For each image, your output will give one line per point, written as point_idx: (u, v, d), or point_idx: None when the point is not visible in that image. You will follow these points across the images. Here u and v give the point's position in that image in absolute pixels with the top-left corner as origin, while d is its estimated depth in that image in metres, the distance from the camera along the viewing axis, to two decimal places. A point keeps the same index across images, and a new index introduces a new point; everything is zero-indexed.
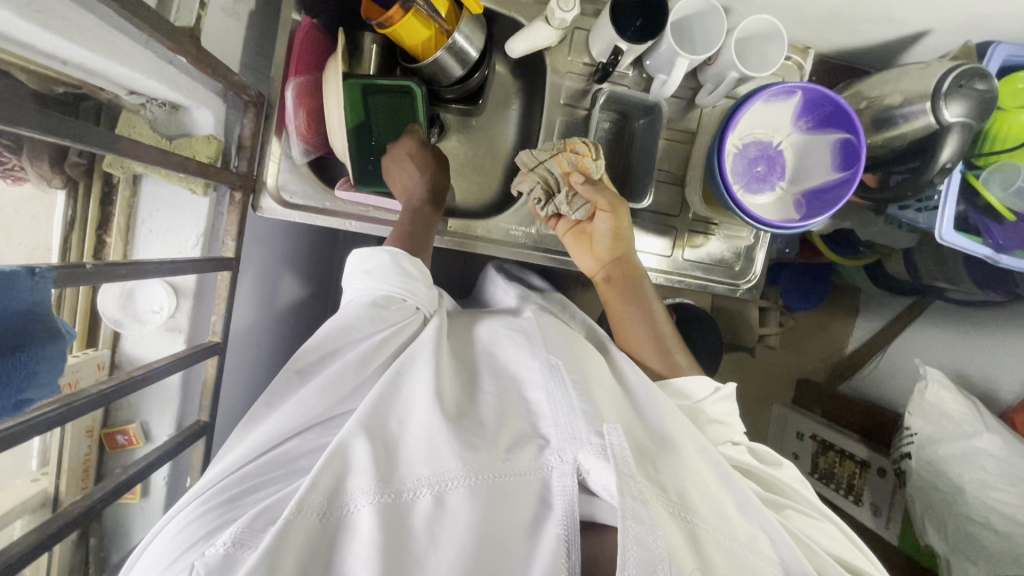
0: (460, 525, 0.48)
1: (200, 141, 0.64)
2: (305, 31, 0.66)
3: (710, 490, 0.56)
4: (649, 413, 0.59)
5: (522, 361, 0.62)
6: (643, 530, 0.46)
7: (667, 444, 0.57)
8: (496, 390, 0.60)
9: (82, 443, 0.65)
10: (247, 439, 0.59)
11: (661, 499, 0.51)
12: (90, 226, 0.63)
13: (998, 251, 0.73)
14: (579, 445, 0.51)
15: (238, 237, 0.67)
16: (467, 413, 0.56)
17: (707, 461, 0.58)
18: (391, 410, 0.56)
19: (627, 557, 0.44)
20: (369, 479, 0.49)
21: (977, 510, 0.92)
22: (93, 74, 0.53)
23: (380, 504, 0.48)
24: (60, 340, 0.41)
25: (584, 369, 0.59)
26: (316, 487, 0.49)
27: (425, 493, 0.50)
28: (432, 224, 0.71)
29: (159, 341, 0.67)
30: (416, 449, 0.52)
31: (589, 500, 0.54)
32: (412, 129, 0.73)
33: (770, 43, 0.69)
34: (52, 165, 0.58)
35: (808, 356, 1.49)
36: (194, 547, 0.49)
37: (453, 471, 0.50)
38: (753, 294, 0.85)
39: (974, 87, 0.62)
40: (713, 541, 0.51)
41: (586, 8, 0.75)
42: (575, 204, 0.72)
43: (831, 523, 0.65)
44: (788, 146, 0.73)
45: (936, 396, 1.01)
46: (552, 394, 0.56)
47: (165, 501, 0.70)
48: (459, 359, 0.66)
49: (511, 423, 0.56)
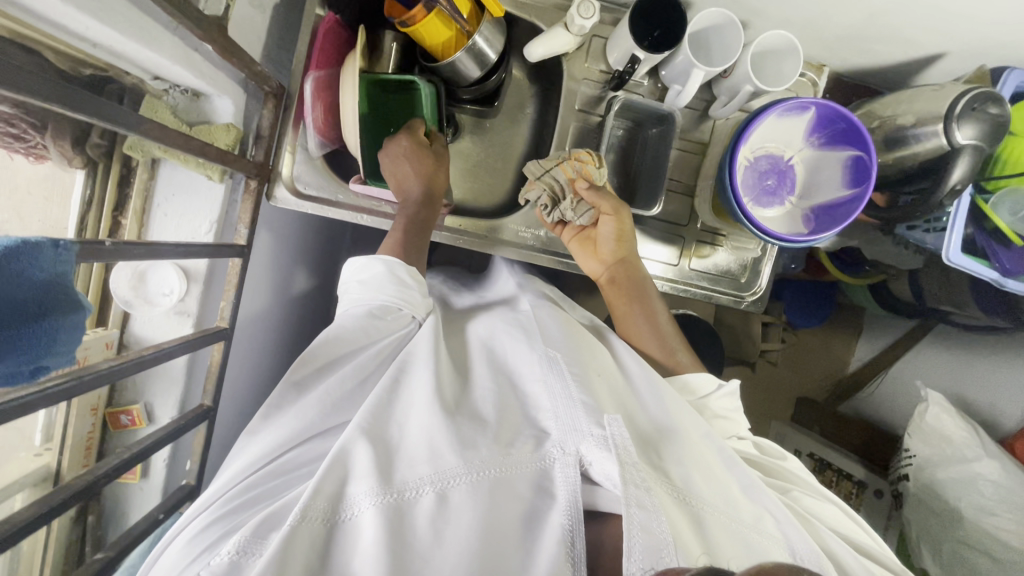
0: (463, 522, 0.49)
1: (220, 128, 0.65)
2: (328, 26, 0.67)
3: (715, 472, 0.55)
4: (650, 404, 0.60)
5: (524, 356, 0.64)
6: (647, 515, 0.45)
7: (669, 430, 0.57)
8: (495, 386, 0.62)
9: (87, 421, 0.66)
10: (248, 451, 0.60)
11: (664, 484, 0.51)
12: (108, 208, 0.64)
13: (1005, 275, 0.73)
14: (581, 436, 0.53)
15: (251, 225, 0.68)
16: (466, 412, 0.57)
17: (711, 446, 0.57)
18: (392, 413, 0.57)
19: (632, 543, 0.43)
20: (370, 480, 0.50)
21: (972, 534, 0.91)
22: (121, 58, 0.54)
23: (383, 504, 0.49)
24: (78, 312, 0.42)
25: (582, 360, 0.61)
26: (319, 492, 0.50)
27: (428, 491, 0.51)
28: (428, 230, 0.72)
29: (168, 323, 0.67)
30: (416, 450, 0.54)
31: (591, 489, 0.56)
32: (413, 126, 0.73)
33: (786, 58, 0.70)
34: (74, 145, 0.59)
35: (809, 372, 1.47)
36: (200, 557, 0.50)
37: (454, 469, 0.52)
38: (757, 307, 0.85)
39: (986, 111, 0.63)
40: (718, 523, 0.50)
41: (605, 17, 0.76)
42: (580, 209, 0.74)
43: (833, 501, 0.65)
44: (799, 161, 0.74)
45: (937, 418, 1.01)
46: (553, 388, 0.58)
47: (163, 483, 0.70)
48: (458, 357, 0.69)
49: (511, 418, 0.58)
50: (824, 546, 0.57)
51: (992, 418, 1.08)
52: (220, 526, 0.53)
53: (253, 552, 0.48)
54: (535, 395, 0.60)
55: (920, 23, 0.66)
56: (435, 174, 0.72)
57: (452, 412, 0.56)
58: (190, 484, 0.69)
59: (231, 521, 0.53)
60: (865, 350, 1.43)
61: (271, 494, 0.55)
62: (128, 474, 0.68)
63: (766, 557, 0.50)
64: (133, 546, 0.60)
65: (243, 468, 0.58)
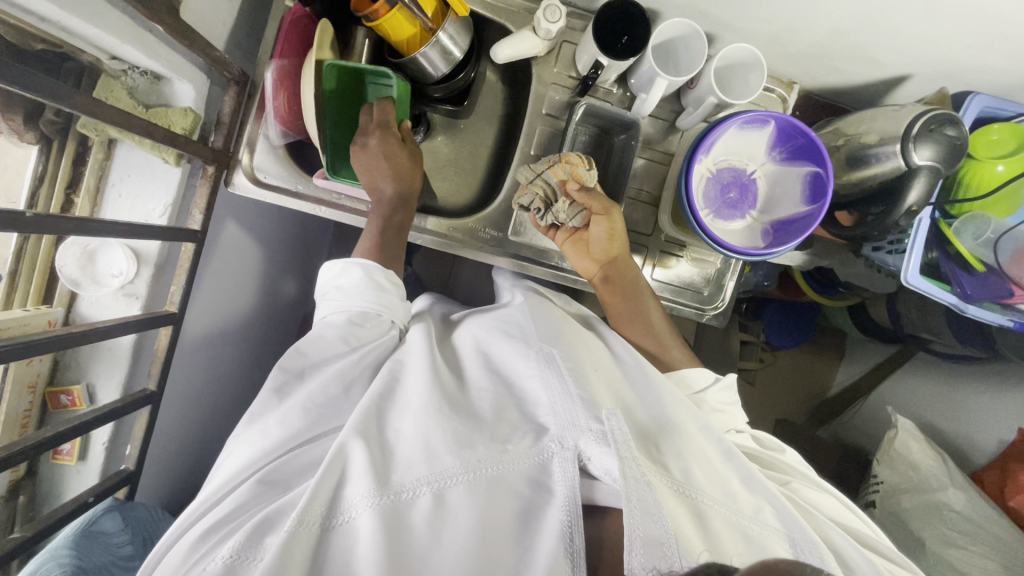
0: (461, 522, 0.51)
1: (177, 112, 0.65)
2: (294, 16, 0.69)
3: (715, 467, 0.58)
4: (648, 401, 0.62)
5: (517, 354, 0.65)
6: (646, 508, 0.48)
7: (667, 426, 0.59)
8: (492, 387, 0.64)
9: (24, 399, 0.65)
10: (234, 456, 0.60)
11: (665, 478, 0.54)
12: (60, 185, 0.63)
13: (966, 299, 0.71)
14: (580, 432, 0.55)
15: (206, 210, 0.69)
16: (460, 410, 0.60)
17: (710, 440, 0.60)
18: (391, 414, 0.60)
19: (633, 537, 0.46)
20: (367, 482, 0.53)
21: (935, 567, 0.89)
22: (72, 34, 0.54)
23: (381, 507, 0.51)
24: None
25: (576, 357, 0.64)
26: (317, 496, 0.52)
27: (424, 492, 0.53)
28: (403, 234, 0.71)
29: (114, 305, 0.67)
30: (412, 451, 0.56)
31: (590, 484, 0.58)
32: (387, 129, 0.72)
33: (752, 71, 0.70)
34: (26, 121, 0.60)
35: (792, 394, 1.44)
36: (195, 567, 0.51)
37: (451, 469, 0.54)
38: (720, 321, 0.83)
39: (944, 133, 0.62)
40: (717, 515, 0.53)
41: (575, 22, 0.77)
42: (572, 211, 0.72)
43: (831, 493, 0.68)
44: (761, 175, 0.74)
45: (905, 445, 0.99)
46: (549, 381, 0.60)
47: (101, 467, 0.69)
48: (452, 364, 0.70)
49: (509, 416, 0.61)
50: (824, 537, 0.59)
51: (964, 451, 1.04)
52: (215, 534, 0.53)
53: (249, 557, 0.50)
54: (530, 388, 0.62)
55: (881, 42, 0.66)
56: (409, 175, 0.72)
57: (449, 412, 0.58)
58: (129, 468, 0.68)
59: (228, 524, 0.54)
60: (846, 374, 1.40)
61: (271, 498, 0.56)
62: (65, 455, 0.68)
63: (767, 549, 0.51)
64: (58, 526, 0.59)
65: (232, 476, 0.58)
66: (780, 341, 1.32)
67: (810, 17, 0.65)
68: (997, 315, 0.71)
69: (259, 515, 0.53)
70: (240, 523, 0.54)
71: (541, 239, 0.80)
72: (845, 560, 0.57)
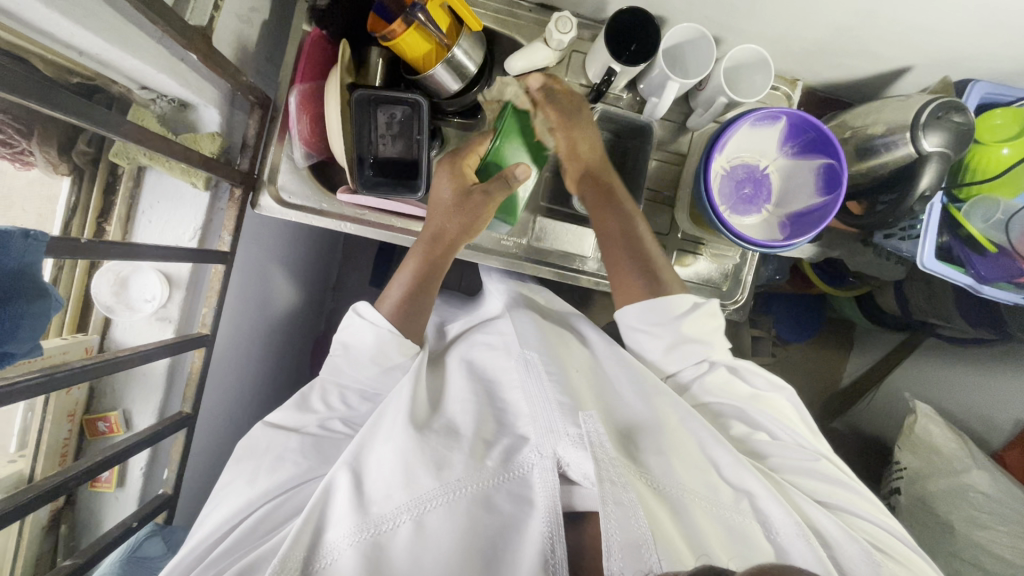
0: (440, 544, 0.54)
1: (205, 136, 0.67)
2: (314, 39, 0.71)
3: (696, 462, 0.61)
4: (633, 401, 0.66)
5: (502, 363, 0.71)
6: (623, 511, 0.50)
7: (649, 425, 0.63)
8: (473, 398, 0.67)
9: (63, 427, 0.66)
10: (222, 508, 0.63)
11: (642, 476, 0.57)
12: (92, 213, 0.65)
13: (980, 281, 0.73)
14: (558, 437, 0.58)
15: (235, 233, 0.69)
16: (440, 430, 0.62)
17: (688, 430, 0.63)
18: (370, 441, 0.61)
19: (611, 542, 0.49)
20: (349, 522, 0.55)
21: (965, 548, 0.88)
22: (107, 66, 0.56)
23: (363, 543, 0.53)
24: (44, 301, 0.44)
25: (558, 359, 0.67)
26: (298, 541, 0.54)
27: (405, 520, 0.55)
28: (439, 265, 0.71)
29: (148, 329, 0.68)
30: (391, 477, 0.57)
31: (570, 489, 0.60)
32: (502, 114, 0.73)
33: (758, 71, 0.72)
34: (60, 153, 0.61)
35: (805, 386, 1.42)
36: None
37: (430, 494, 0.56)
38: (740, 315, 0.85)
39: (951, 120, 0.65)
40: (701, 509, 0.57)
41: (584, 33, 0.79)
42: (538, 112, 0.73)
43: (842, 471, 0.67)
44: (774, 170, 0.76)
45: (926, 429, 0.98)
46: (530, 390, 0.64)
47: (139, 492, 0.70)
48: (437, 382, 0.72)
49: (485, 428, 0.64)
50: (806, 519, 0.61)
51: (985, 431, 1.04)
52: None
53: None
54: (514, 400, 0.67)
55: (885, 37, 0.69)
56: (466, 225, 0.70)
57: (426, 434, 0.60)
58: (167, 492, 0.69)
59: (217, 566, 0.58)
60: (857, 365, 1.38)
61: (254, 541, 0.60)
62: (103, 483, 0.69)
63: (746, 539, 0.57)
64: (104, 552, 0.59)
65: (224, 520, 0.61)
66: (791, 335, 1.31)
67: (813, 17, 0.68)
68: (1010, 293, 0.73)
69: (241, 561, 0.57)
70: (228, 564, 0.58)
71: (552, 242, 0.80)
72: (826, 539, 0.60)
